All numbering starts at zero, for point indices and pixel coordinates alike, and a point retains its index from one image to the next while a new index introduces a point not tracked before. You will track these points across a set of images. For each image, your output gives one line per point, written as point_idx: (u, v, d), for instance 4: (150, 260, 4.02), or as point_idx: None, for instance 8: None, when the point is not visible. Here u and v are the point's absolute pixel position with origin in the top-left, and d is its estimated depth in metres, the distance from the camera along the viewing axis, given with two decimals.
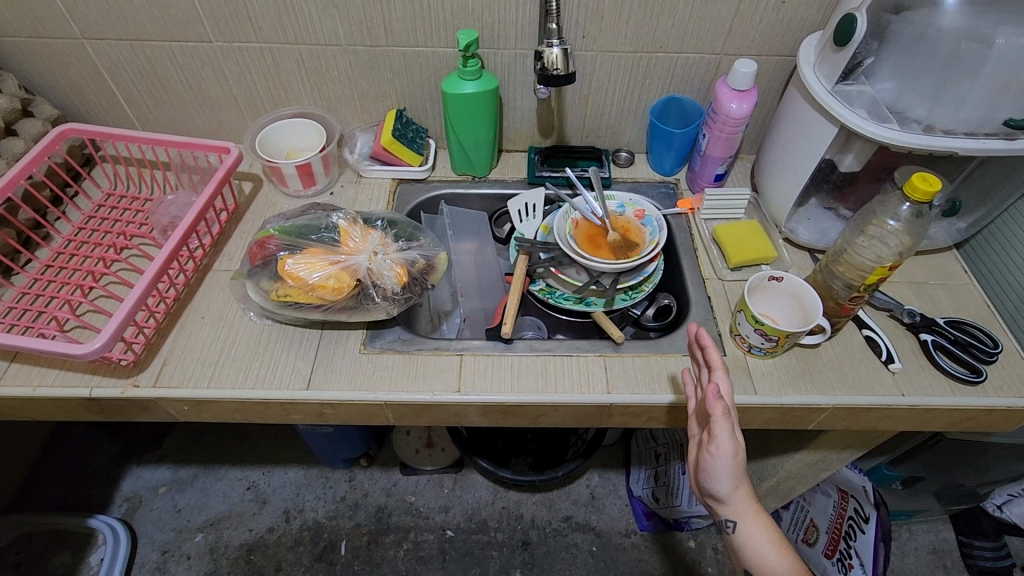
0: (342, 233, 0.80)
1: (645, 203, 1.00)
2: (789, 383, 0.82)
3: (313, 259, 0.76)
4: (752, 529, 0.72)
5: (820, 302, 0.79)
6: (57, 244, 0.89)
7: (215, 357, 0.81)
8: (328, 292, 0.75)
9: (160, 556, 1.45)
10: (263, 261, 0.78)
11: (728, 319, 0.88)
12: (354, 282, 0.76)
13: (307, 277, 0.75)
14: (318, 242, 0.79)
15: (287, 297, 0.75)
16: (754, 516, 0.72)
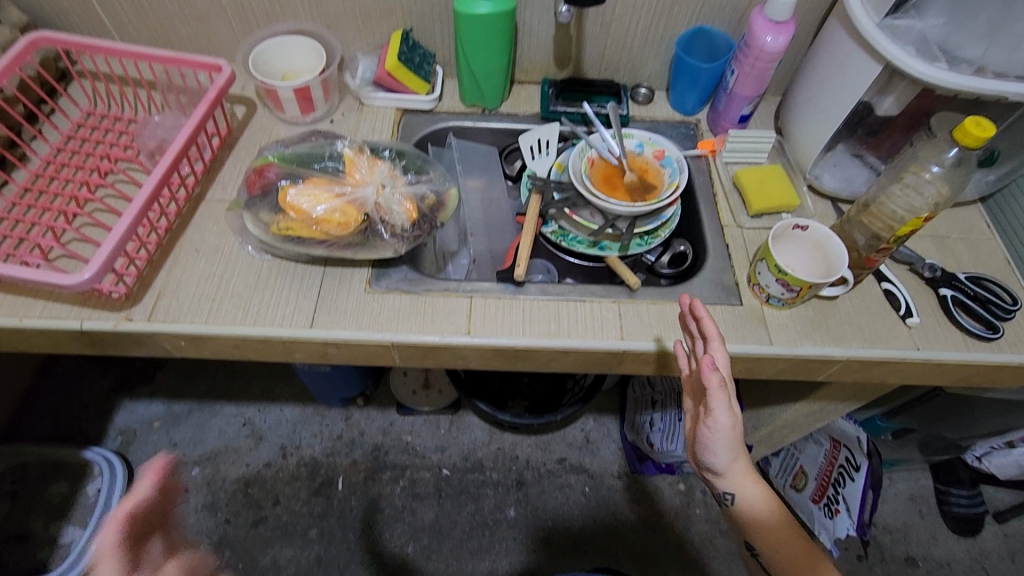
0: (347, 164, 0.74)
1: (665, 142, 0.94)
2: (805, 334, 0.80)
3: (316, 190, 0.71)
4: (751, 499, 0.73)
5: (845, 253, 0.76)
6: (35, 165, 0.82)
7: (212, 293, 0.77)
8: (333, 227, 0.70)
9: None
10: (261, 191, 0.73)
11: (745, 268, 0.85)
12: (361, 217, 0.71)
13: (310, 209, 0.70)
14: (321, 172, 0.73)
15: (289, 230, 0.71)
16: (753, 485, 0.73)
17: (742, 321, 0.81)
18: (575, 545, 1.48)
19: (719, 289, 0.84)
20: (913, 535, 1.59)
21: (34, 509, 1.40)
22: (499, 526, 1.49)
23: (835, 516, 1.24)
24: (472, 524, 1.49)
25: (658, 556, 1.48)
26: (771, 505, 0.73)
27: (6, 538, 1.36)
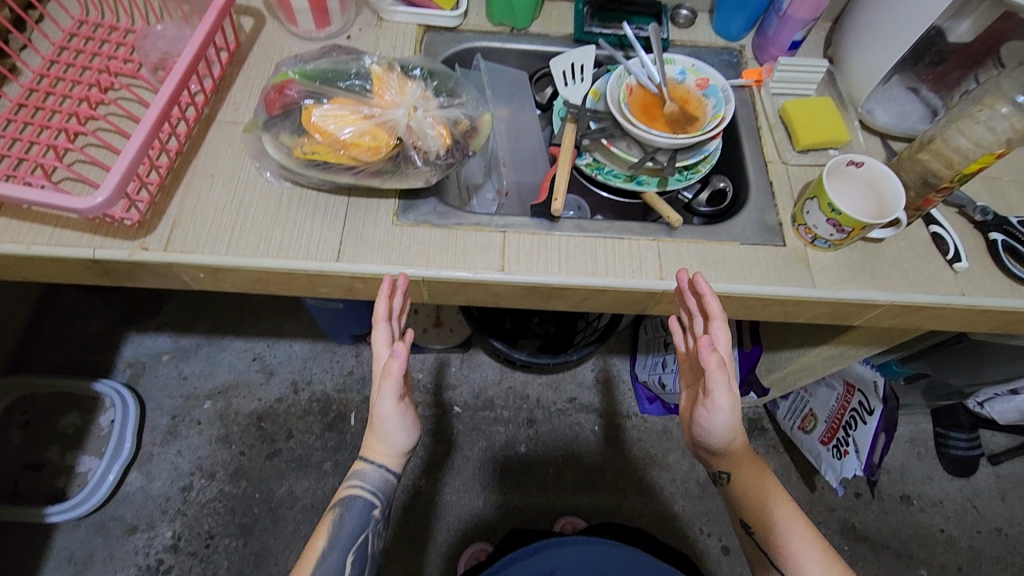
0: (375, 83, 0.68)
1: (709, 70, 0.88)
2: (849, 278, 0.77)
3: (342, 111, 0.65)
4: (746, 481, 0.75)
5: (903, 193, 0.72)
6: (27, 79, 0.75)
7: (230, 222, 0.73)
8: (363, 153, 0.65)
9: (170, 420, 1.47)
10: (283, 111, 0.67)
11: (789, 207, 0.81)
12: (393, 143, 0.66)
13: (337, 132, 0.65)
14: (347, 91, 0.67)
15: (314, 154, 0.65)
16: (749, 466, 0.75)
17: (785, 263, 0.77)
18: (584, 480, 1.52)
19: (763, 228, 0.80)
20: (910, 475, 1.64)
21: (48, 439, 1.40)
22: (510, 461, 1.52)
23: (843, 457, 1.28)
24: (485, 459, 1.51)
25: (665, 491, 1.52)
26: (766, 486, 0.74)
27: (24, 466, 1.38)
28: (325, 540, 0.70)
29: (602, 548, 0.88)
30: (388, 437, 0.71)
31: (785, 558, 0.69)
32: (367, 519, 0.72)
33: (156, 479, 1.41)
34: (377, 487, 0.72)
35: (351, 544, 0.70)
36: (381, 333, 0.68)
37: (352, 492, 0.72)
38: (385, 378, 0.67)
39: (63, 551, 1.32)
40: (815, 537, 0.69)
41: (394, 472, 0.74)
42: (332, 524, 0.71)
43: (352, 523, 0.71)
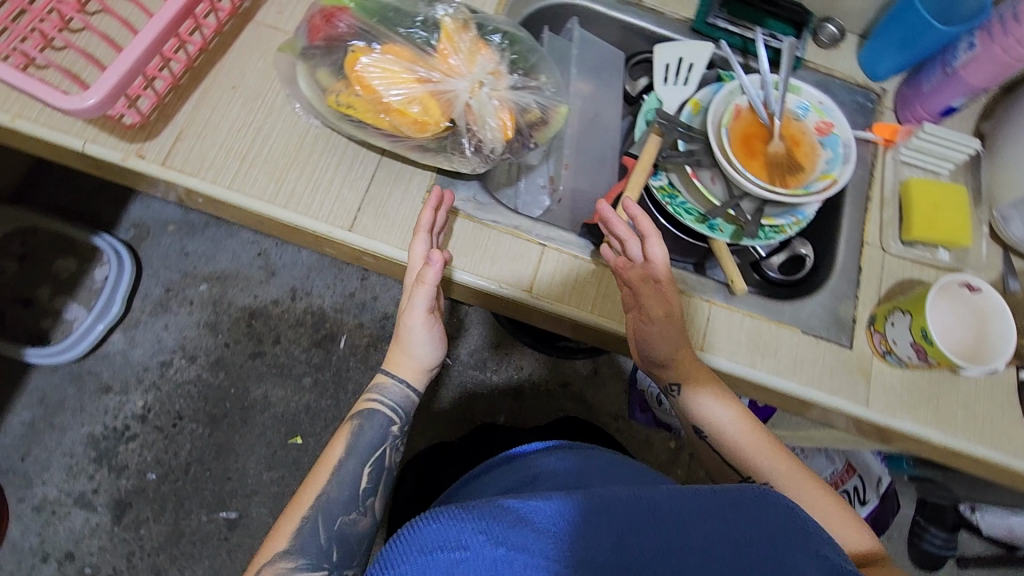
0: (444, 40, 0.55)
1: (837, 114, 0.73)
2: (907, 404, 0.67)
3: (396, 66, 0.54)
4: (698, 392, 0.63)
5: (1011, 343, 0.60)
6: None
7: (242, 150, 0.63)
8: (407, 124, 0.54)
9: (164, 292, 1.43)
10: (327, 44, 0.55)
11: (871, 305, 0.70)
12: (444, 122, 0.54)
13: (382, 91, 0.53)
14: (407, 41, 0.55)
15: (349, 109, 0.54)
16: (699, 376, 0.63)
17: (843, 370, 0.67)
18: None
19: (832, 321, 0.69)
20: None
21: (41, 278, 1.38)
22: None
23: None
24: (457, 415, 1.38)
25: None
26: (719, 395, 0.63)
27: (14, 298, 1.37)
28: (344, 449, 0.63)
29: (596, 452, 0.70)
30: (415, 353, 0.65)
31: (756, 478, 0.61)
32: (387, 434, 0.64)
33: (138, 346, 1.39)
34: (398, 403, 0.65)
35: (369, 455, 0.63)
36: (419, 243, 0.60)
37: (371, 405, 0.65)
38: (420, 284, 0.60)
39: (37, 392, 1.33)
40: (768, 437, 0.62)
41: (417, 390, 0.67)
42: (350, 434, 0.64)
43: (372, 434, 0.64)
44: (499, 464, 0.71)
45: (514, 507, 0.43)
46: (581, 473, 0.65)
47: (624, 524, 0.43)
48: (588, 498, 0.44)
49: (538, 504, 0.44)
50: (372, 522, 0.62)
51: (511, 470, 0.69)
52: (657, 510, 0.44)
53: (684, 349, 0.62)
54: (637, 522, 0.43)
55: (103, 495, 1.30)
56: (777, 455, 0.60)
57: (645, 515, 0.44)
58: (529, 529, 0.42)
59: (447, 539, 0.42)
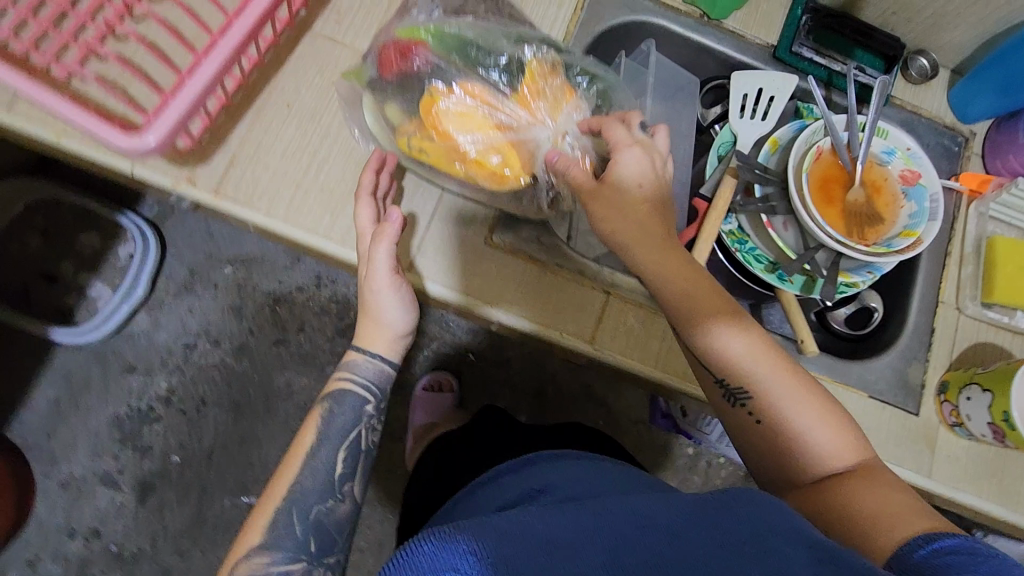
0: (527, 83, 0.51)
1: (926, 162, 0.68)
2: (971, 477, 0.65)
3: (472, 110, 0.49)
4: (658, 269, 0.49)
5: None
6: None
7: (296, 177, 0.59)
8: (484, 175, 0.51)
9: (187, 275, 1.41)
10: (400, 79, 0.51)
11: (941, 370, 0.67)
12: (524, 176, 0.51)
13: (458, 138, 0.50)
14: (484, 82, 0.50)
15: (422, 154, 0.51)
16: (663, 254, 0.49)
17: (907, 438, 0.65)
18: None
19: (899, 384, 0.67)
20: None
21: (66, 252, 1.36)
22: None
23: None
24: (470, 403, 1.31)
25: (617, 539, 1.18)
26: (689, 283, 0.49)
27: (38, 273, 1.35)
28: (315, 436, 0.59)
29: (599, 461, 0.62)
30: (384, 321, 0.60)
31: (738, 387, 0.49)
32: (360, 415, 0.60)
33: (162, 329, 1.38)
34: (371, 381, 0.61)
35: (342, 441, 0.59)
36: (363, 210, 0.56)
37: (342, 386, 0.61)
38: (378, 235, 0.56)
39: (62, 369, 1.33)
40: (754, 335, 0.49)
41: (393, 362, 0.63)
42: (320, 419, 0.60)
43: (344, 417, 0.60)
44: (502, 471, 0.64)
45: (496, 522, 0.40)
46: (583, 472, 0.58)
47: (611, 534, 0.39)
48: (570, 516, 0.41)
49: (517, 520, 0.40)
50: (352, 507, 0.59)
51: (516, 480, 0.60)
52: (646, 525, 0.40)
53: (643, 228, 0.49)
54: (623, 530, 0.40)
55: (128, 476, 1.31)
56: (768, 355, 0.49)
57: (630, 526, 0.40)
58: (511, 543, 0.38)
59: (443, 566, 0.37)
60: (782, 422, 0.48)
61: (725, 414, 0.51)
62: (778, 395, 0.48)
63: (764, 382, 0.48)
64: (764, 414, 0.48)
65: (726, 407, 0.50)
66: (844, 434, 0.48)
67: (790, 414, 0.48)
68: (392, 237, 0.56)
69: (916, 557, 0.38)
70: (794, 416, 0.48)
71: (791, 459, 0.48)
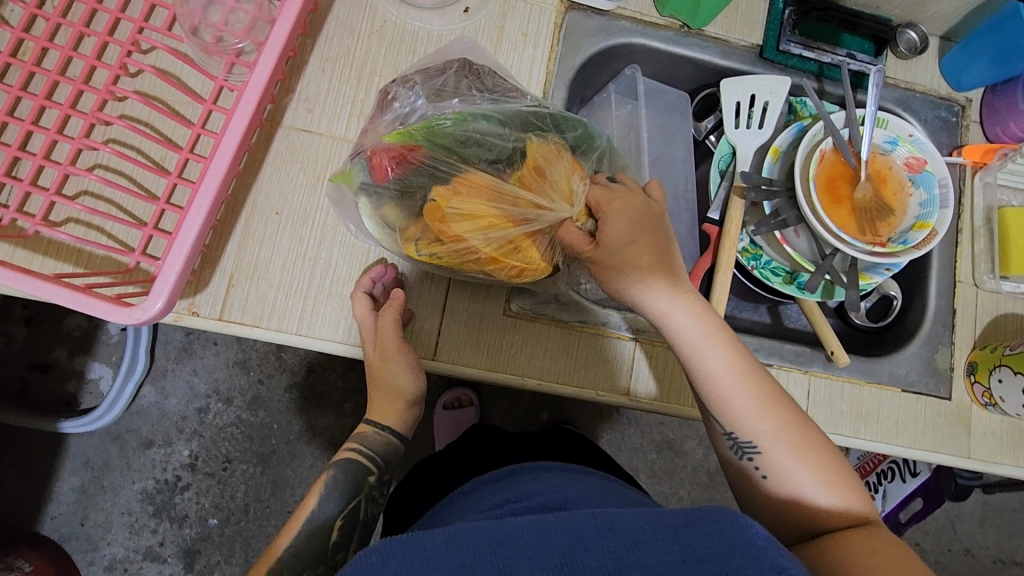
0: (529, 170, 0.49)
1: (930, 147, 0.66)
2: (1007, 449, 0.66)
3: (479, 208, 0.48)
4: (672, 302, 0.51)
5: None
6: (38, 31, 0.55)
7: (302, 287, 0.57)
8: (504, 271, 0.51)
9: (184, 337, 1.23)
10: (403, 189, 0.48)
11: (967, 350, 0.68)
12: (544, 265, 0.52)
13: (470, 240, 0.48)
14: (486, 174, 0.49)
15: (434, 258, 0.50)
16: (680, 293, 0.51)
17: (943, 423, 0.66)
18: None
19: (928, 372, 0.67)
20: None
21: (54, 338, 1.17)
22: None
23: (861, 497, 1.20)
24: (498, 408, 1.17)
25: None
26: (700, 334, 0.51)
27: (28, 363, 1.16)
28: (318, 499, 0.56)
29: (593, 479, 0.59)
30: (393, 390, 0.57)
31: (746, 435, 0.50)
32: (360, 486, 0.57)
33: (171, 396, 1.21)
34: (380, 454, 0.59)
35: (341, 506, 0.56)
36: (358, 302, 0.56)
37: (349, 454, 0.58)
38: (387, 313, 0.55)
39: (79, 456, 1.18)
40: (764, 387, 0.51)
41: (403, 438, 0.60)
42: (323, 486, 0.57)
43: (345, 487, 0.56)
44: (489, 483, 0.60)
45: (453, 528, 0.42)
46: (565, 486, 0.56)
47: (568, 540, 0.39)
48: (531, 523, 0.41)
49: (479, 526, 0.42)
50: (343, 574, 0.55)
51: (500, 487, 0.58)
52: (608, 528, 0.40)
53: (649, 268, 0.50)
54: (581, 539, 0.39)
55: (171, 547, 1.19)
56: (776, 407, 0.50)
57: (593, 533, 0.40)
58: (459, 548, 0.40)
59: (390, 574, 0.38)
60: (785, 477, 0.49)
61: (731, 464, 0.52)
62: (785, 453, 0.49)
63: (772, 436, 0.49)
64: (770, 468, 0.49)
65: (730, 457, 0.51)
66: (850, 495, 0.48)
67: (795, 470, 0.48)
68: (396, 313, 0.55)
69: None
70: (801, 474, 0.48)
71: (794, 516, 0.48)
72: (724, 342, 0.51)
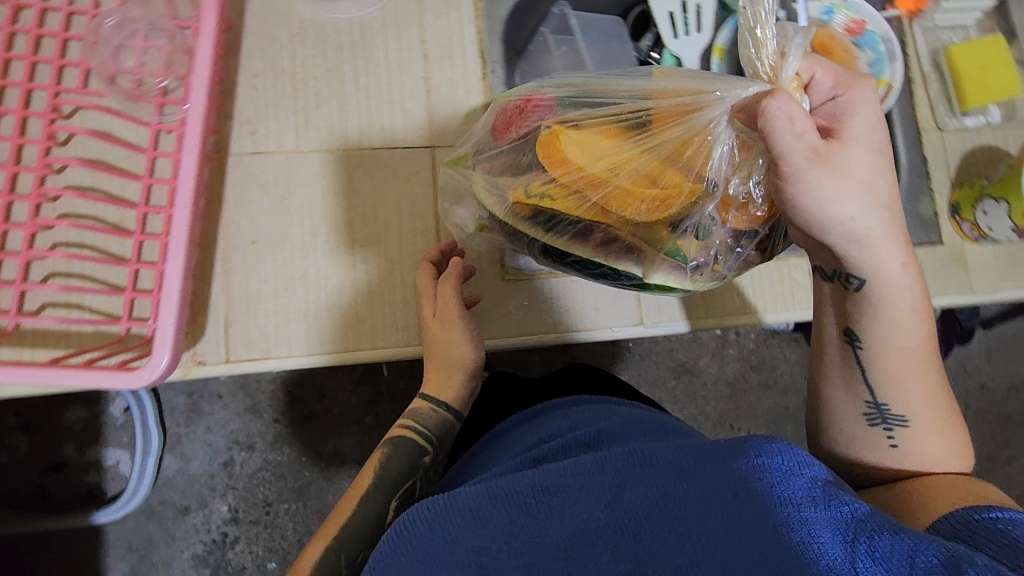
0: (663, 95, 0.45)
1: (863, 7, 0.67)
2: (1005, 274, 0.69)
3: (600, 139, 0.45)
4: (885, 261, 0.41)
5: None
6: None
7: (300, 308, 0.56)
8: (643, 207, 0.44)
9: (188, 399, 1.20)
10: (521, 137, 0.48)
11: (946, 193, 0.69)
12: (694, 188, 0.43)
13: (589, 167, 0.44)
14: (616, 107, 0.46)
15: (547, 199, 0.45)
16: (895, 255, 0.42)
17: (941, 267, 0.68)
18: None
19: (917, 223, 0.69)
20: None
21: (58, 436, 1.13)
22: None
23: None
24: None
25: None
26: (891, 311, 0.43)
27: (40, 469, 1.13)
28: (370, 480, 0.51)
29: (629, 409, 0.56)
30: (448, 366, 0.55)
31: (901, 407, 0.45)
32: (416, 465, 0.52)
33: (193, 459, 1.19)
34: (434, 430, 0.54)
35: (395, 488, 0.51)
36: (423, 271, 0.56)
37: (402, 432, 0.54)
38: (443, 284, 0.55)
39: (120, 543, 1.15)
40: (933, 375, 0.45)
41: (457, 414, 0.56)
42: (377, 462, 0.52)
43: (400, 460, 0.52)
44: (516, 428, 0.57)
45: (496, 481, 0.39)
46: (603, 415, 0.54)
47: (614, 480, 0.37)
48: (571, 466, 0.39)
49: (520, 473, 0.39)
50: None
51: (533, 428, 0.56)
52: (650, 463, 0.37)
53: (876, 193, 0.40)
54: (625, 474, 0.37)
55: None
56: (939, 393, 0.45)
57: (636, 471, 0.37)
58: (503, 502, 0.38)
59: (431, 543, 0.37)
60: (915, 453, 0.45)
61: (859, 429, 0.46)
62: (929, 435, 0.45)
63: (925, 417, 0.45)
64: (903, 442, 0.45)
65: (856, 421, 0.46)
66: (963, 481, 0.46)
67: (931, 452, 0.45)
68: (455, 284, 0.55)
69: (976, 517, 0.36)
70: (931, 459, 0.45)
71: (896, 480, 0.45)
72: (920, 320, 0.44)
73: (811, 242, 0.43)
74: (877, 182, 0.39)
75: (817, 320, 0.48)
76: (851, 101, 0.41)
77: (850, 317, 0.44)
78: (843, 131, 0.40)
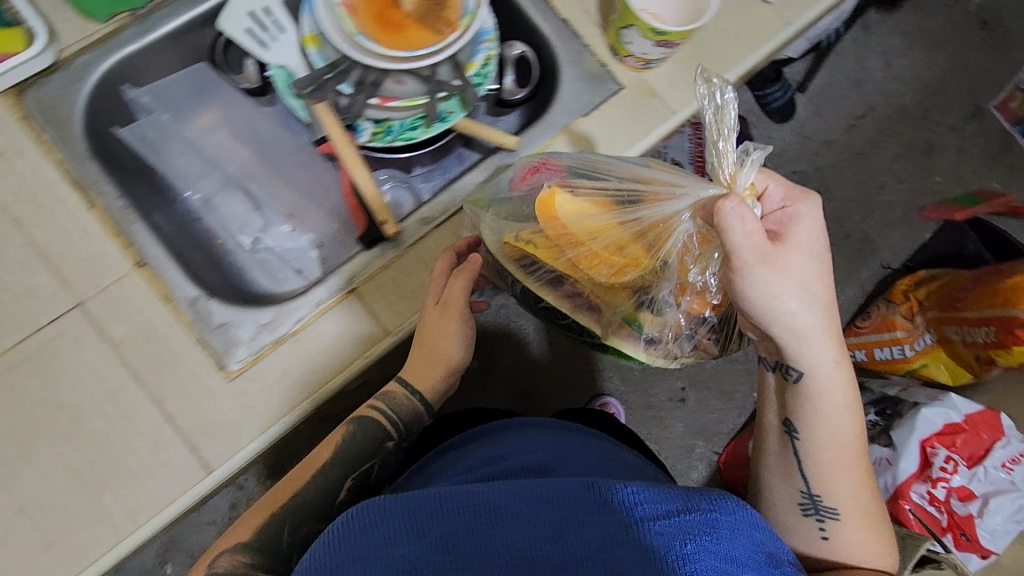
0: (651, 183, 0.54)
1: None
2: (694, 79, 0.68)
3: (592, 211, 0.54)
4: (821, 364, 0.51)
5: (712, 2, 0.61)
6: None
7: (38, 538, 0.51)
8: (603, 270, 0.55)
9: None
10: (531, 192, 0.58)
11: (600, 39, 0.68)
12: (647, 263, 0.54)
13: (574, 228, 0.54)
14: (610, 187, 0.55)
15: (526, 245, 0.57)
16: (832, 367, 0.52)
17: (634, 106, 0.67)
18: None
19: (589, 80, 0.67)
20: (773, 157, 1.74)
21: None
22: None
23: None
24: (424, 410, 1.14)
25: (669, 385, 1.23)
26: (835, 419, 0.53)
27: None
28: (329, 456, 0.56)
29: (575, 437, 0.57)
30: (439, 360, 0.59)
31: (833, 501, 0.55)
32: (378, 449, 0.58)
33: None
34: (404, 419, 0.59)
35: (353, 467, 0.56)
36: (443, 263, 0.59)
37: (370, 412, 0.59)
38: (457, 277, 0.58)
39: None
40: (860, 471, 0.56)
41: (429, 407, 0.61)
42: (341, 438, 0.57)
43: (362, 443, 0.57)
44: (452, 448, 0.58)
45: (447, 492, 0.40)
46: (539, 440, 0.54)
47: (562, 513, 0.39)
48: (525, 488, 0.40)
49: (467, 490, 0.40)
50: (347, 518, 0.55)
51: (474, 449, 0.56)
52: (605, 503, 0.40)
53: (817, 298, 0.48)
54: (579, 511, 0.39)
55: None
56: (865, 484, 0.56)
57: (595, 508, 0.39)
58: (452, 510, 0.39)
59: (364, 551, 0.38)
60: (841, 543, 0.55)
61: (799, 522, 0.57)
62: (852, 527, 0.55)
63: (849, 505, 0.55)
64: (833, 531, 0.55)
65: (794, 510, 0.57)
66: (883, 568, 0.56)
67: (852, 545, 0.55)
68: (466, 281, 0.58)
69: None
70: (853, 547, 0.55)
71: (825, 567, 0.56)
72: (851, 419, 0.54)
73: (766, 339, 0.53)
74: (812, 285, 0.47)
75: (764, 413, 0.58)
76: (797, 213, 0.50)
77: (788, 408, 0.55)
78: (788, 237, 0.48)
